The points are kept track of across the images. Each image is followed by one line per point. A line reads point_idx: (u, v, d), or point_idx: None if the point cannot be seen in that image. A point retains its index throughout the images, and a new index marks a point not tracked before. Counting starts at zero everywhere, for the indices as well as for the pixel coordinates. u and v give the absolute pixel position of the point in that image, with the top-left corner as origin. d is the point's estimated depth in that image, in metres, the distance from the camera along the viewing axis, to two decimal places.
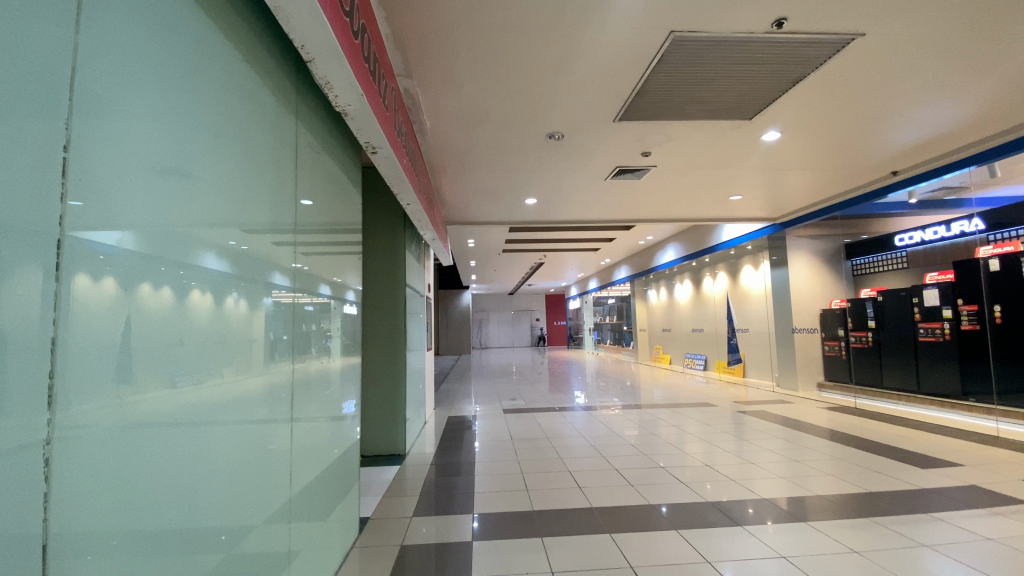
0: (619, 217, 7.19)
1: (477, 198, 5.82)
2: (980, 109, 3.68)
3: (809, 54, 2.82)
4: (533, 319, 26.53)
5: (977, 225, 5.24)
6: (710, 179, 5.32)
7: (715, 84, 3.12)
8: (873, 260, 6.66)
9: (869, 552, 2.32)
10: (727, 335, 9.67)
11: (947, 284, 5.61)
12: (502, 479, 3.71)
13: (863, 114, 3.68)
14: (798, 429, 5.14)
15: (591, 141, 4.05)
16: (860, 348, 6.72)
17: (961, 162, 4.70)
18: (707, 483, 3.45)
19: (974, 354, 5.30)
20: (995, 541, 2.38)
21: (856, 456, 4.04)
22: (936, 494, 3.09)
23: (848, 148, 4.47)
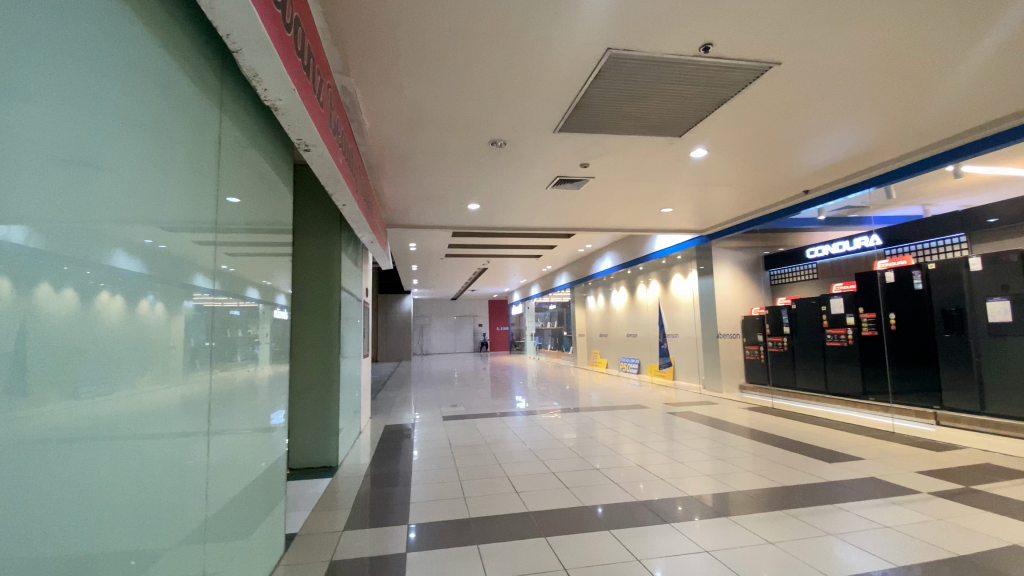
0: (560, 225, 7.34)
1: (418, 202, 5.73)
2: (877, 136, 4.11)
3: (732, 78, 3.02)
4: (476, 325, 26.44)
5: (875, 241, 5.78)
6: (645, 192, 5.56)
7: (649, 101, 3.28)
8: (787, 271, 7.22)
9: (783, 543, 2.50)
10: (659, 340, 10.11)
11: (850, 294, 6.12)
12: (440, 487, 3.66)
13: (781, 136, 4.00)
14: (722, 429, 5.46)
15: (532, 150, 4.11)
16: (777, 352, 7.20)
17: (862, 183, 5.23)
18: (639, 483, 3.59)
19: (873, 357, 5.84)
20: (888, 528, 2.64)
21: (772, 453, 4.34)
22: (840, 485, 3.38)
23: (768, 168, 4.84)
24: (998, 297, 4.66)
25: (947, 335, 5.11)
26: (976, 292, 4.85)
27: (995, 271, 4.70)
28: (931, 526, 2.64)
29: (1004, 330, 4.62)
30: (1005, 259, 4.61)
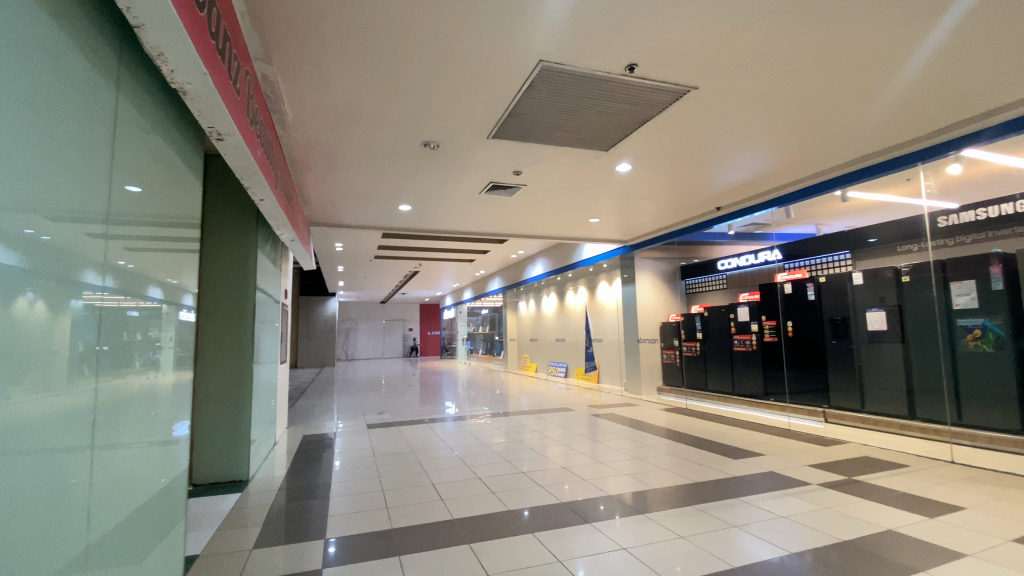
0: (492, 231, 7.38)
1: (345, 200, 5.50)
2: (777, 161, 4.56)
3: (654, 99, 3.21)
4: (406, 329, 25.86)
5: (776, 255, 6.45)
6: (575, 201, 5.73)
7: (579, 115, 3.40)
8: (700, 281, 7.82)
9: (693, 537, 2.65)
10: (585, 345, 10.45)
11: (755, 303, 6.66)
12: (362, 498, 3.52)
13: (697, 156, 4.29)
14: (641, 430, 5.73)
15: (465, 154, 4.10)
16: (690, 356, 7.68)
17: (766, 203, 5.77)
18: (563, 485, 3.67)
19: (773, 361, 6.39)
20: (784, 517, 2.89)
21: (687, 451, 4.61)
22: (743, 480, 3.67)
23: (686, 185, 5.20)
24: (876, 308, 5.18)
25: (835, 341, 5.61)
26: (858, 303, 5.37)
27: (875, 285, 5.21)
28: (819, 514, 2.93)
29: (880, 337, 5.15)
30: (882, 274, 5.12)
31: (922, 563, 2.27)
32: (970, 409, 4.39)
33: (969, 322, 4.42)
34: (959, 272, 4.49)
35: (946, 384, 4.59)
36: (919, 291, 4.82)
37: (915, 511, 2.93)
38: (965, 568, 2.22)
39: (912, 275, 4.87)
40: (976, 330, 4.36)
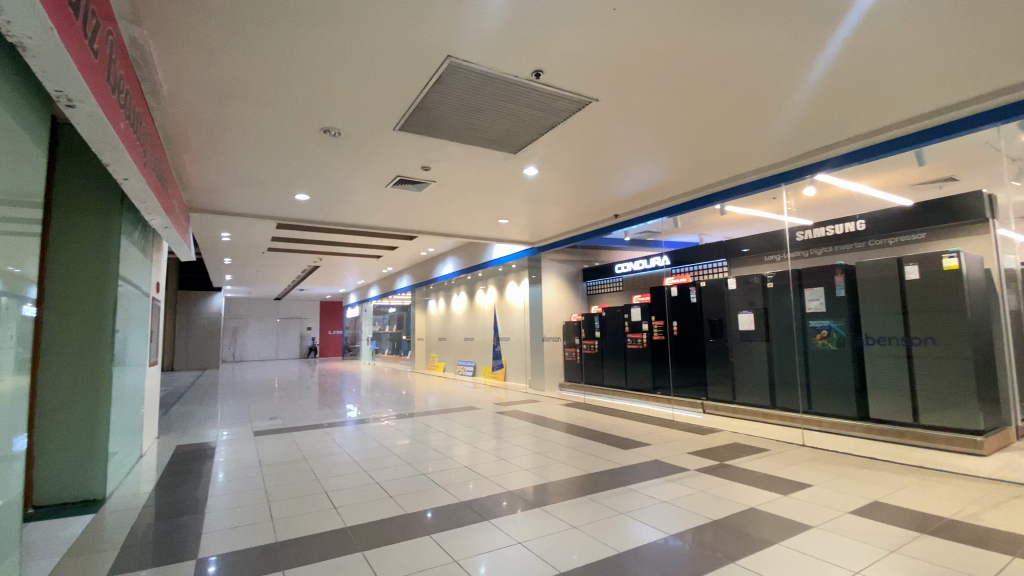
0: (399, 226, 7.17)
1: (234, 185, 5.02)
2: (667, 175, 4.96)
3: (559, 107, 3.32)
4: (304, 328, 24.28)
5: (664, 261, 7.20)
6: (484, 201, 5.75)
7: (487, 115, 3.42)
8: (601, 283, 8.38)
9: (584, 526, 2.79)
10: (493, 344, 10.57)
11: (646, 304, 7.18)
12: (247, 511, 3.24)
13: (599, 164, 4.51)
14: (543, 425, 5.92)
15: (370, 145, 3.94)
16: (589, 354, 8.07)
17: (656, 213, 6.24)
18: (464, 484, 3.68)
19: (661, 357, 6.94)
20: (665, 502, 3.15)
21: (585, 444, 4.84)
22: (632, 469, 3.93)
23: (589, 192, 5.46)
24: (746, 310, 5.81)
25: (712, 339, 6.20)
26: (732, 306, 5.96)
27: (745, 289, 5.82)
28: (694, 498, 3.23)
29: (749, 336, 5.77)
30: (751, 280, 5.73)
31: (775, 535, 2.59)
32: (818, 398, 5.11)
33: (818, 323, 5.14)
34: (812, 278, 5.18)
35: (800, 377, 5.27)
36: (781, 296, 5.47)
37: (772, 490, 3.34)
38: (807, 535, 2.58)
39: (775, 281, 5.52)
40: (824, 331, 5.08)
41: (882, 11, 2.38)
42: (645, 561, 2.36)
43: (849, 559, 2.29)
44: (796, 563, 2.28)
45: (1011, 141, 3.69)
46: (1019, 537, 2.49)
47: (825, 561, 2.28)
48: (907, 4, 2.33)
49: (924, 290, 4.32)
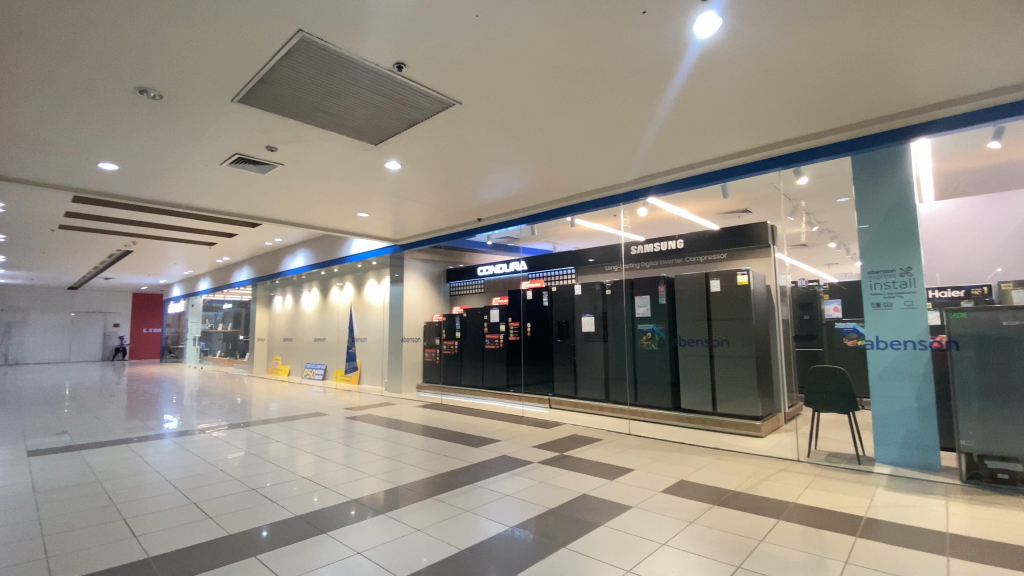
0: (242, 212, 6.40)
1: (8, 143, 3.97)
2: (526, 185, 5.22)
3: (422, 104, 3.28)
4: (108, 324, 20.23)
5: (521, 267, 7.45)
6: (342, 192, 5.41)
7: (343, 101, 3.22)
8: (462, 284, 8.43)
9: (429, 528, 2.77)
10: (346, 344, 9.99)
11: (504, 306, 7.47)
12: (7, 549, 2.58)
13: (462, 167, 4.55)
14: (397, 428, 5.76)
15: (202, 115, 3.44)
16: (448, 354, 8.09)
17: (517, 220, 6.53)
18: (306, 497, 3.40)
19: (515, 357, 7.26)
20: (510, 496, 3.28)
21: (439, 445, 4.83)
22: (482, 466, 4.03)
23: (453, 194, 5.48)
24: (588, 314, 6.37)
25: (560, 340, 6.67)
26: (577, 310, 6.48)
27: (589, 295, 6.38)
28: (536, 489, 3.42)
29: (591, 337, 6.33)
30: (594, 287, 6.32)
31: (602, 518, 2.87)
32: (642, 392, 5.77)
33: (645, 326, 5.84)
34: (640, 287, 5.88)
35: (629, 374, 5.93)
36: (617, 301, 6.13)
37: (603, 476, 3.71)
38: (628, 515, 2.90)
39: (613, 289, 6.17)
40: (649, 333, 5.79)
41: (702, 61, 2.80)
42: (486, 554, 2.43)
43: (659, 533, 2.63)
44: (617, 541, 2.55)
45: (787, 184, 4.63)
46: (780, 502, 3.11)
47: (639, 537, 2.59)
48: (721, 59, 2.78)
49: (722, 301, 5.20)
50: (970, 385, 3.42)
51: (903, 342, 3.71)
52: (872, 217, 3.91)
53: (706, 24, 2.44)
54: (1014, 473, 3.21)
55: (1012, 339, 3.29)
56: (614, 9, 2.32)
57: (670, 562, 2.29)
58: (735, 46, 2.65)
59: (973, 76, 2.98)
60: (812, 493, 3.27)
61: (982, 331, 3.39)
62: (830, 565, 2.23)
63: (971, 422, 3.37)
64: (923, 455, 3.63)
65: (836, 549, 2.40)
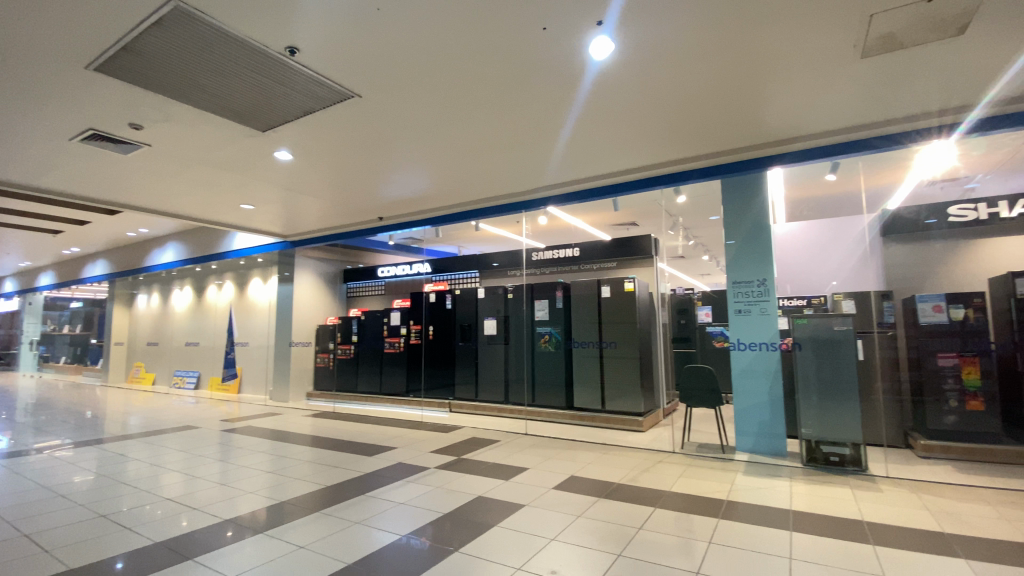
0: (96, 197, 5.54)
1: None
2: (428, 187, 5.15)
3: (318, 93, 3.10)
4: None
5: (425, 269, 7.46)
6: (224, 180, 4.91)
7: (225, 81, 2.94)
8: (360, 286, 8.16)
9: (314, 544, 2.61)
10: (224, 349, 9.06)
11: (405, 309, 7.26)
12: None
13: (362, 163, 4.37)
14: (282, 440, 5.34)
15: (45, 81, 2.93)
16: (343, 359, 7.68)
17: (419, 222, 6.42)
18: (170, 520, 3.02)
19: (415, 361, 7.10)
20: (404, 504, 3.20)
21: (330, 456, 4.56)
22: (376, 475, 3.88)
23: (352, 190, 5.25)
24: (491, 317, 6.45)
25: (462, 343, 6.65)
26: (480, 313, 6.54)
27: (492, 299, 6.48)
28: (431, 495, 3.37)
29: (493, 340, 6.41)
30: (497, 290, 6.44)
31: (496, 519, 2.91)
32: (539, 393, 5.95)
33: (543, 329, 6.02)
34: (539, 292, 6.05)
35: (527, 376, 6.09)
36: (518, 305, 6.27)
37: (499, 477, 3.77)
38: (521, 514, 2.98)
39: (514, 292, 6.31)
40: (547, 335, 5.99)
41: (597, 80, 2.97)
42: (376, 566, 2.34)
43: (549, 529, 2.74)
44: (510, 540, 2.60)
45: (669, 201, 5.09)
46: (658, 491, 3.40)
47: (530, 534, 2.67)
48: (614, 81, 2.98)
49: (613, 306, 5.54)
50: (809, 381, 3.96)
51: (759, 344, 4.25)
52: (736, 232, 4.40)
53: (600, 46, 2.60)
54: (842, 455, 3.87)
55: (840, 341, 3.90)
56: (517, 21, 2.38)
57: (558, 557, 2.39)
58: (626, 71, 2.86)
59: (813, 117, 3.51)
60: (684, 481, 3.61)
61: (819, 334, 3.98)
62: (697, 546, 2.48)
63: (810, 412, 3.93)
64: (774, 442, 4.16)
65: (702, 531, 2.67)
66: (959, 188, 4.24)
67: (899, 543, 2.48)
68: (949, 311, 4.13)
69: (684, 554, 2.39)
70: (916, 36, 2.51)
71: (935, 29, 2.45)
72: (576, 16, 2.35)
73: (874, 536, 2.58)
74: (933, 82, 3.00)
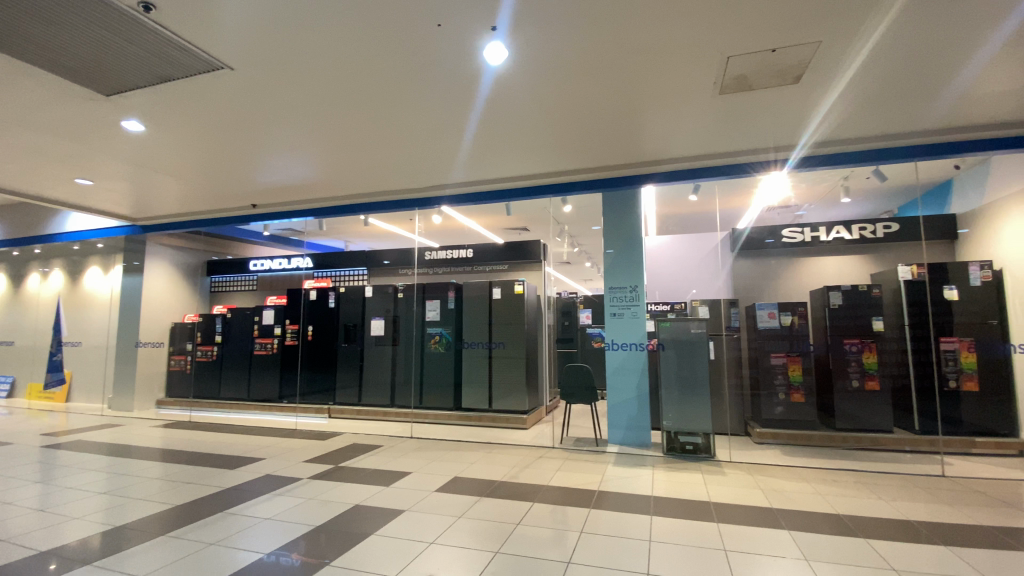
0: None
1: None
2: (310, 176, 4.81)
3: (179, 59, 2.73)
4: None
5: (306, 264, 7.01)
6: (53, 148, 4.12)
7: (55, 30, 2.47)
8: (227, 279, 7.41)
9: (157, 572, 2.28)
10: (48, 351, 7.60)
11: (280, 307, 6.70)
12: None
13: (233, 143, 3.95)
14: (122, 455, 4.62)
15: None
16: (204, 362, 6.89)
17: (299, 212, 5.93)
18: None
19: (290, 364, 6.57)
20: (270, 519, 2.94)
21: (183, 471, 4.04)
22: (239, 489, 3.52)
23: (220, 173, 4.72)
24: (379, 317, 6.21)
25: (345, 344, 6.32)
26: (367, 312, 6.26)
27: (381, 298, 6.22)
28: (302, 507, 3.15)
29: (381, 341, 6.17)
30: (386, 289, 6.20)
31: (373, 527, 2.80)
32: (427, 394, 5.87)
33: (433, 330, 5.95)
34: (431, 292, 5.98)
35: (414, 377, 5.96)
36: (409, 304, 6.13)
37: (378, 483, 3.63)
38: (400, 520, 2.90)
39: (405, 292, 6.15)
40: (437, 336, 5.92)
41: (491, 84, 3.01)
42: None
43: (428, 533, 2.70)
44: (387, 547, 2.52)
45: (557, 210, 5.33)
46: (537, 486, 3.53)
47: (409, 539, 2.61)
48: (507, 87, 3.03)
49: (502, 307, 5.66)
50: (671, 378, 4.37)
51: (630, 344, 4.62)
52: (615, 242, 4.73)
53: (495, 52, 2.63)
54: (696, 444, 4.39)
55: (696, 343, 4.36)
56: (410, 13, 2.33)
57: (437, 560, 2.36)
58: (518, 78, 2.93)
59: (681, 143, 3.90)
60: (562, 475, 3.80)
61: (680, 336, 4.42)
62: (570, 536, 2.62)
63: (671, 406, 4.34)
64: (640, 435, 4.54)
65: (575, 522, 2.83)
66: (790, 215, 5.11)
67: (737, 519, 2.86)
68: (780, 317, 4.82)
69: (558, 545, 2.51)
70: (762, 80, 2.92)
71: (776, 76, 2.87)
72: (469, 18, 2.36)
73: (717, 514, 2.94)
74: (772, 122, 3.51)
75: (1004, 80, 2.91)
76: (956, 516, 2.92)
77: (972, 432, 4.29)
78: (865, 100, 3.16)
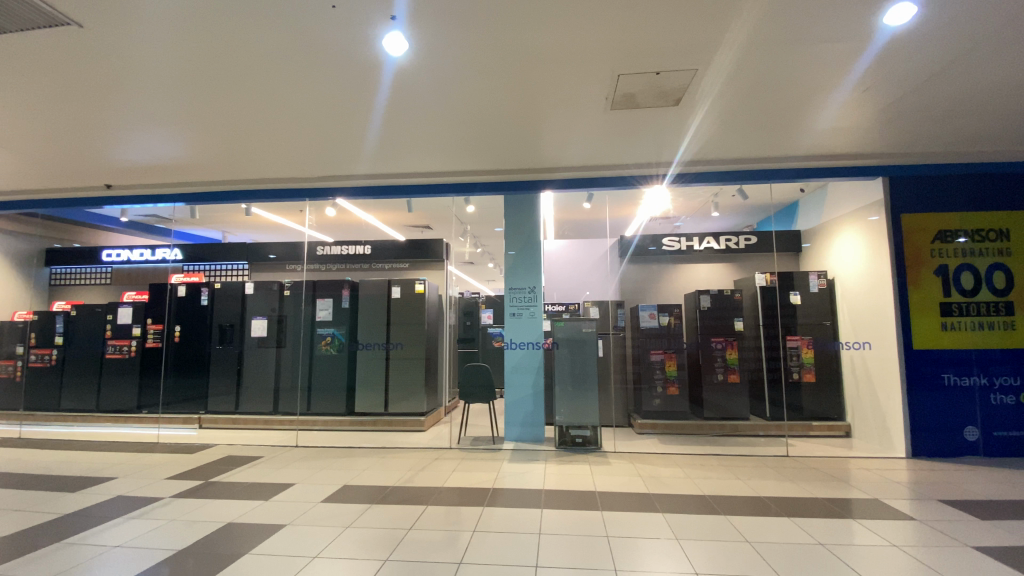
0: None
1: None
2: (181, 156, 4.29)
3: (10, 9, 2.29)
4: None
5: (176, 255, 6.38)
6: None
7: None
8: (73, 270, 6.36)
9: None
10: None
11: (141, 304, 5.90)
12: None
13: (81, 112, 3.40)
14: None
15: None
16: (38, 368, 5.85)
17: (169, 196, 5.25)
18: None
19: (152, 369, 5.82)
20: (121, 546, 2.57)
21: (6, 497, 3.39)
22: (81, 515, 3.03)
23: (64, 146, 4.03)
24: (262, 316, 5.72)
25: (220, 347, 5.74)
26: (247, 311, 5.74)
27: (264, 295, 5.73)
28: (163, 530, 2.79)
29: (263, 342, 5.69)
30: (270, 286, 5.72)
31: (248, 545, 2.57)
32: (316, 399, 5.53)
33: (325, 330, 5.64)
34: (323, 290, 5.64)
35: (302, 381, 5.59)
36: (296, 303, 5.71)
37: (256, 498, 3.35)
38: (281, 535, 2.70)
39: (291, 290, 5.72)
40: (328, 338, 5.62)
41: (390, 76, 2.91)
42: None
43: (312, 546, 2.54)
44: (264, 565, 2.33)
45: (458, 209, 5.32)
46: (431, 489, 3.49)
47: (290, 555, 2.44)
48: (406, 80, 2.96)
49: (401, 306, 5.54)
50: (565, 375, 4.56)
51: (527, 343, 4.76)
52: (515, 244, 4.83)
53: (394, 42, 2.55)
54: (584, 437, 4.62)
55: (586, 341, 4.62)
56: None
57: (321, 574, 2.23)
58: (419, 73, 2.87)
59: (576, 152, 4.09)
60: (457, 476, 3.79)
61: (572, 335, 4.64)
62: (462, 537, 2.62)
63: (565, 402, 4.52)
64: (535, 431, 4.69)
65: (467, 522, 2.83)
66: (669, 225, 5.63)
67: (618, 507, 3.07)
68: (659, 317, 5.28)
69: (450, 546, 2.51)
70: (648, 100, 3.17)
71: (659, 97, 3.13)
72: (366, 3, 2.27)
73: (602, 503, 3.13)
74: (656, 139, 3.82)
75: (836, 118, 3.44)
76: (796, 490, 3.40)
77: (811, 416, 4.98)
78: (731, 125, 3.56)
